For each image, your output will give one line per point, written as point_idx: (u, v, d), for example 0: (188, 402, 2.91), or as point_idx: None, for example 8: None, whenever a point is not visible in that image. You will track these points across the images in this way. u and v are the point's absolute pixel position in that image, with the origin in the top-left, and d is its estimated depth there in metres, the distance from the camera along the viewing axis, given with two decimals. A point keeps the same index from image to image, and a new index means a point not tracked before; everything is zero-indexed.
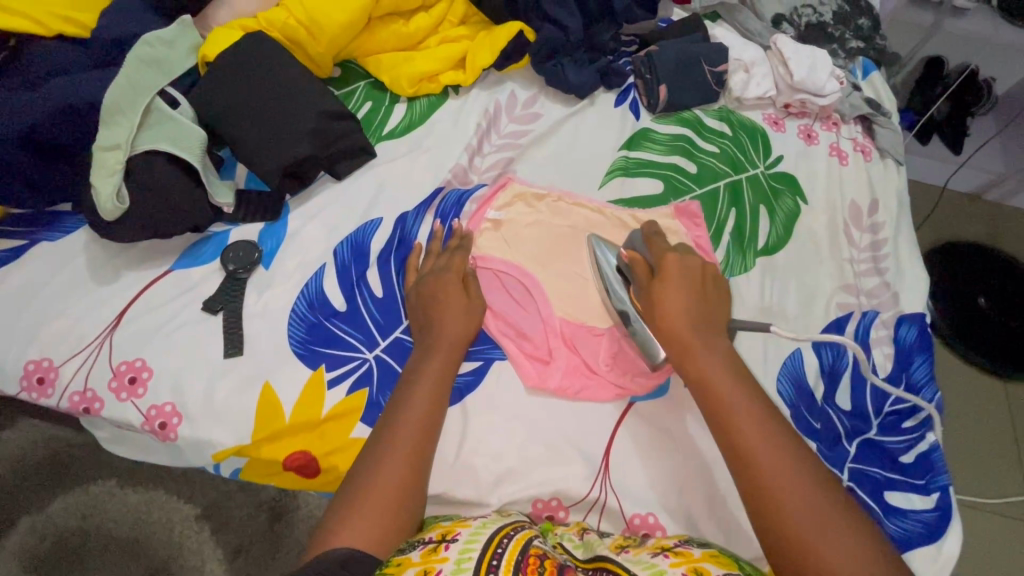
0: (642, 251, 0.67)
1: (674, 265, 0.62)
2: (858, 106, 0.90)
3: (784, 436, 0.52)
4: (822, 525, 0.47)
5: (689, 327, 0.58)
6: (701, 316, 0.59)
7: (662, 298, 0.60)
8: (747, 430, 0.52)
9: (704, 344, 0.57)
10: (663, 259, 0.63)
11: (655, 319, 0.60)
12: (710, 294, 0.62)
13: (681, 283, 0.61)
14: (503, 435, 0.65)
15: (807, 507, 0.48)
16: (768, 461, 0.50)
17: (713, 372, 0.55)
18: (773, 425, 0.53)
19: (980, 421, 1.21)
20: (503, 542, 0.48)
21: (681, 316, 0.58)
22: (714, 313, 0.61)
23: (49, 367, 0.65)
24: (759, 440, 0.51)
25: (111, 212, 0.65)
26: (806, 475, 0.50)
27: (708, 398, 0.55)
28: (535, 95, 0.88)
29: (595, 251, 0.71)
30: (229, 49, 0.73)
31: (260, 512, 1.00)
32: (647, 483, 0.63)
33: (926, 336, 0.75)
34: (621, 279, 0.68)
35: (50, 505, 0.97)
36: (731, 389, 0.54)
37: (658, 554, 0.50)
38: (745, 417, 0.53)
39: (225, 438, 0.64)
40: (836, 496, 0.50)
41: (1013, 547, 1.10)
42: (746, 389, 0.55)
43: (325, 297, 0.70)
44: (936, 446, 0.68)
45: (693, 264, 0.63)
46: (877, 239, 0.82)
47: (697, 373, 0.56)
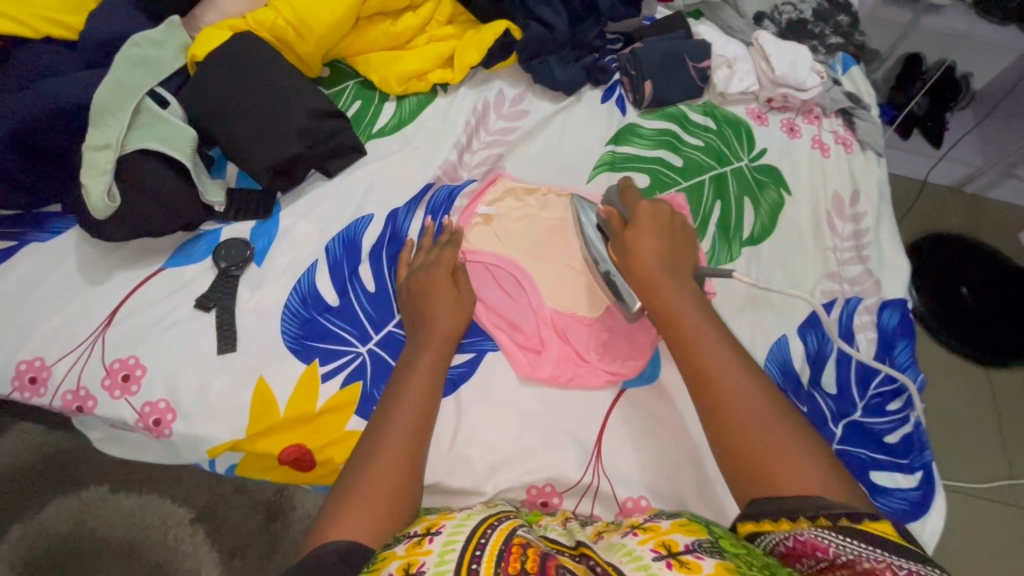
0: (618, 204, 0.69)
1: (646, 215, 0.64)
2: (838, 100, 0.93)
3: (745, 368, 0.55)
4: (773, 444, 0.51)
5: (659, 270, 0.60)
6: (670, 260, 0.62)
7: (633, 244, 0.62)
8: (710, 360, 0.55)
9: (673, 284, 0.60)
10: (637, 210, 0.65)
11: (629, 264, 0.63)
12: (680, 240, 0.64)
13: (652, 229, 0.63)
14: (497, 424, 0.66)
15: (759, 429, 0.51)
16: (727, 388, 0.53)
17: (678, 309, 0.58)
18: (735, 358, 0.55)
19: (965, 407, 1.24)
20: (487, 532, 0.48)
21: (651, 259, 0.61)
22: (683, 258, 0.63)
23: (42, 367, 0.65)
24: (721, 369, 0.54)
25: (103, 211, 0.65)
26: (764, 401, 0.53)
27: (675, 333, 0.58)
28: (522, 93, 0.89)
29: (577, 210, 0.72)
30: (218, 50, 0.73)
31: (257, 513, 1.00)
32: (639, 468, 0.64)
33: (907, 321, 0.77)
34: (600, 235, 0.70)
35: (41, 512, 0.97)
36: (698, 325, 0.57)
37: (628, 534, 0.50)
38: (710, 350, 0.55)
39: (220, 433, 0.64)
40: (792, 420, 0.52)
41: (998, 529, 1.12)
42: (711, 324, 0.58)
43: (318, 292, 0.70)
44: (918, 426, 0.70)
45: (666, 213, 0.65)
46: (859, 228, 0.84)
47: (665, 312, 0.59)
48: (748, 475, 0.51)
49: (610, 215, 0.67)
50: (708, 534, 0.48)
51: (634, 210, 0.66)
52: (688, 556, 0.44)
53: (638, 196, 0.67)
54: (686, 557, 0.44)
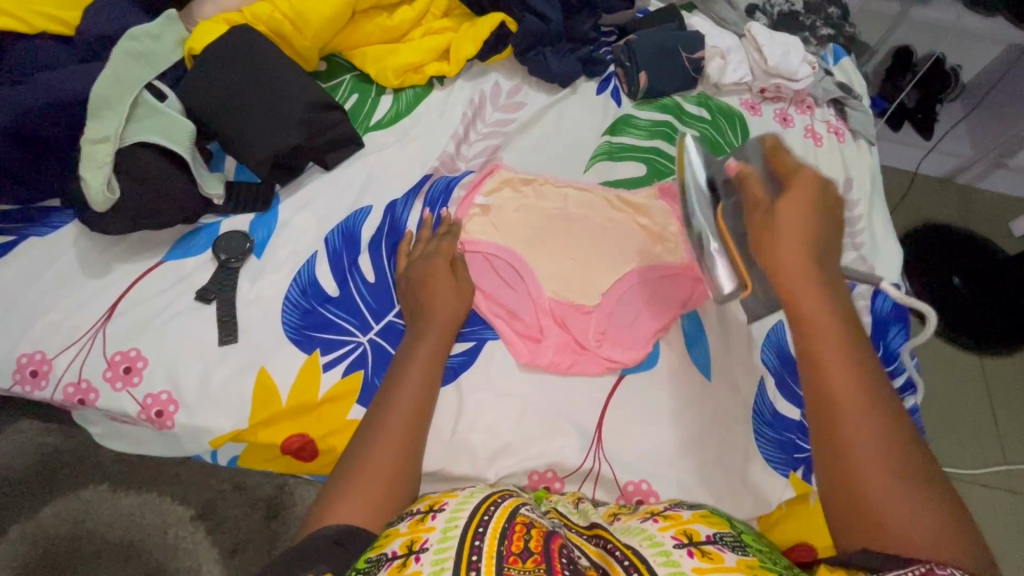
0: (758, 165, 0.58)
1: (800, 190, 0.53)
2: (830, 90, 0.94)
3: (880, 394, 0.48)
4: (896, 490, 0.45)
5: (805, 264, 0.50)
6: (820, 249, 0.51)
7: (780, 223, 0.52)
8: (839, 382, 0.48)
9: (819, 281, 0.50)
10: (790, 182, 0.54)
11: (762, 250, 0.52)
12: (834, 222, 0.54)
13: (805, 209, 0.52)
14: (498, 411, 0.66)
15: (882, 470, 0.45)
16: (855, 417, 0.47)
17: (820, 313, 0.49)
18: (870, 382, 0.48)
19: (958, 395, 1.25)
20: (490, 509, 0.49)
21: (799, 248, 0.50)
22: (831, 246, 0.53)
23: (43, 360, 0.65)
24: (851, 393, 0.47)
25: (102, 204, 0.65)
26: (893, 437, 0.47)
27: (807, 342, 0.49)
28: (518, 85, 0.90)
29: (683, 164, 0.65)
30: (215, 43, 0.73)
31: (256, 509, 1.00)
32: (639, 453, 0.65)
33: (900, 306, 0.78)
34: (711, 199, 0.63)
35: (41, 511, 0.96)
36: (837, 337, 0.48)
37: (647, 520, 0.51)
38: (843, 371, 0.48)
39: (222, 424, 0.64)
40: (923, 464, 0.46)
41: (992, 515, 1.14)
42: (851, 336, 0.49)
43: (318, 283, 0.71)
44: (912, 409, 0.71)
45: (819, 189, 0.53)
46: (852, 215, 0.85)
47: (803, 314, 0.49)
48: (855, 515, 0.46)
49: (745, 176, 0.56)
50: (729, 528, 0.49)
51: (787, 181, 0.54)
52: (711, 548, 0.45)
53: (791, 161, 0.56)
54: (708, 547, 0.45)
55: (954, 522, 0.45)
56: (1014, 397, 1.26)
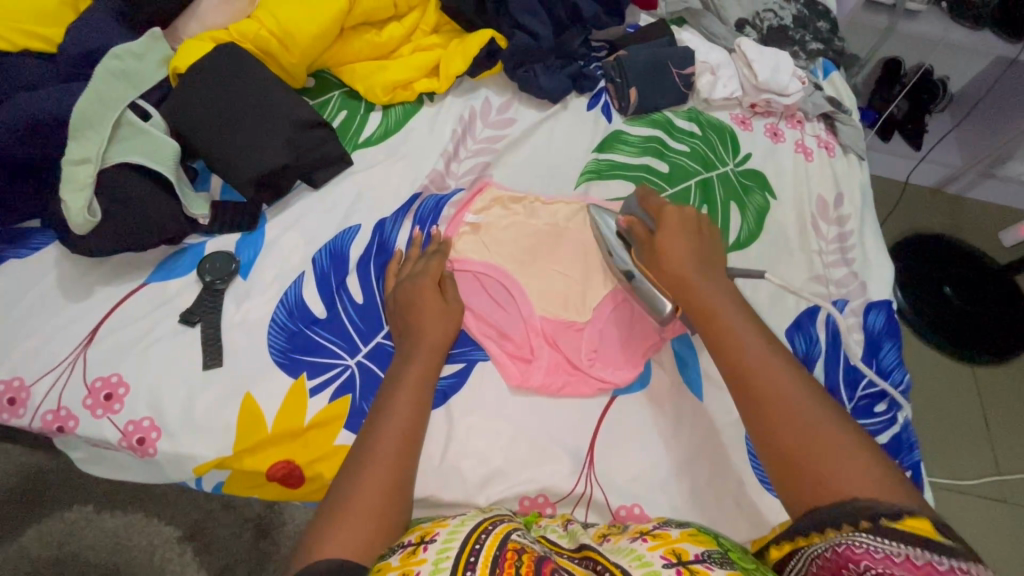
0: (639, 212, 0.69)
1: (671, 216, 0.65)
2: (821, 105, 0.94)
3: (784, 361, 0.54)
4: (818, 440, 0.49)
5: (691, 267, 0.61)
6: (702, 258, 0.62)
7: (663, 246, 0.63)
8: (747, 354, 0.54)
9: (708, 280, 0.60)
10: (662, 213, 0.65)
11: (659, 264, 0.63)
12: (708, 239, 0.65)
13: (680, 229, 0.64)
14: (488, 436, 0.65)
15: (800, 423, 0.50)
16: (767, 380, 0.52)
17: (712, 304, 0.58)
18: (773, 352, 0.55)
19: (951, 405, 1.25)
20: (481, 538, 0.48)
21: (682, 261, 0.61)
22: (712, 255, 0.64)
23: (21, 387, 0.64)
24: (759, 363, 0.54)
25: (84, 226, 0.64)
26: (805, 395, 0.52)
27: (710, 329, 0.58)
28: (509, 100, 0.89)
29: (595, 222, 0.74)
30: (200, 62, 0.72)
31: (245, 529, 0.98)
32: (632, 476, 0.64)
33: (892, 322, 0.78)
34: (622, 243, 0.72)
35: (23, 534, 0.94)
36: (733, 320, 0.57)
37: (637, 539, 0.51)
38: (747, 347, 0.55)
39: (206, 451, 0.62)
40: (839, 416, 0.51)
41: (986, 527, 1.14)
42: (746, 317, 0.57)
43: (305, 305, 0.70)
44: (905, 426, 0.71)
45: (690, 213, 0.65)
46: (844, 231, 0.85)
47: (699, 307, 0.59)
48: (794, 476, 0.49)
49: (633, 224, 0.68)
50: (716, 546, 0.49)
51: (658, 216, 0.66)
52: (699, 565, 0.45)
53: (660, 201, 0.67)
54: (695, 565, 0.45)
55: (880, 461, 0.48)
56: (1007, 407, 1.26)
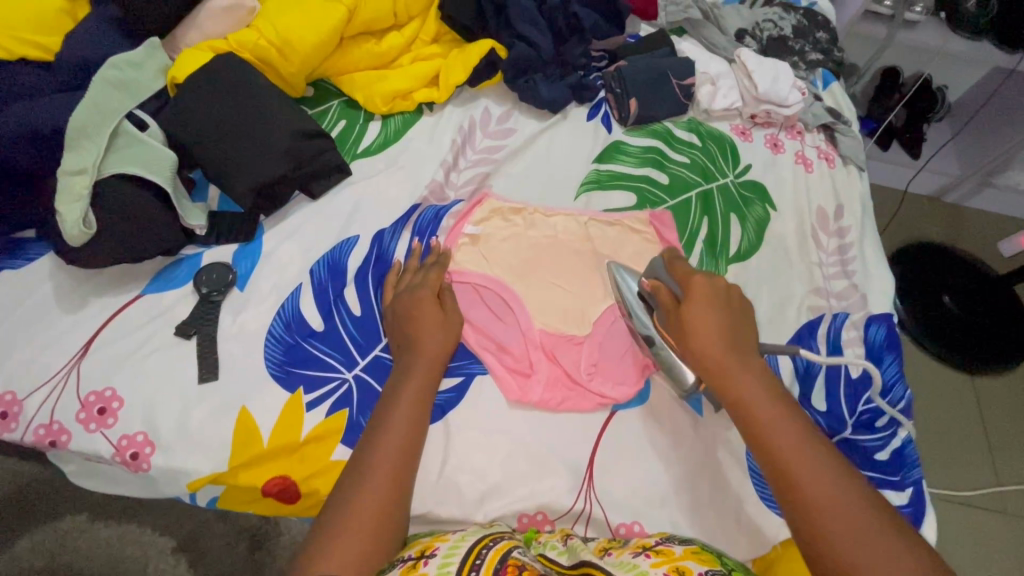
0: (664, 277, 0.65)
1: (700, 286, 0.60)
2: (820, 116, 0.94)
3: (836, 469, 0.50)
4: (885, 572, 0.45)
5: (724, 352, 0.56)
6: (734, 339, 0.57)
7: (691, 321, 0.58)
8: (794, 463, 0.50)
9: (743, 366, 0.56)
10: (689, 283, 0.61)
11: (687, 343, 0.59)
12: (740, 312, 0.60)
13: (708, 303, 0.59)
14: (486, 451, 0.64)
15: (853, 539, 0.47)
16: (815, 489, 0.49)
17: (752, 400, 0.54)
18: (822, 458, 0.51)
19: (951, 415, 1.25)
20: (482, 551, 0.49)
21: (713, 343, 0.57)
22: (745, 332, 0.59)
23: (13, 401, 0.63)
24: (807, 472, 0.50)
25: (78, 237, 0.63)
26: (854, 504, 0.48)
27: (751, 430, 0.53)
28: (508, 110, 0.89)
29: (618, 282, 0.70)
30: (199, 71, 0.72)
31: (240, 540, 0.97)
32: (632, 492, 0.64)
33: (894, 335, 0.77)
34: (645, 307, 0.67)
35: (16, 544, 0.93)
36: (775, 420, 0.53)
37: (639, 554, 0.50)
38: (794, 455, 0.51)
39: (201, 466, 0.62)
40: (901, 535, 0.47)
41: (986, 539, 1.13)
42: (784, 412, 0.54)
43: (302, 318, 0.69)
44: (907, 442, 0.70)
45: (720, 284, 0.61)
46: (844, 243, 0.85)
47: (738, 403, 0.55)
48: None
49: (658, 288, 0.64)
50: (719, 565, 0.48)
51: (685, 284, 0.61)
52: None
53: (688, 268, 0.63)
54: None
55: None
56: (1006, 417, 1.26)
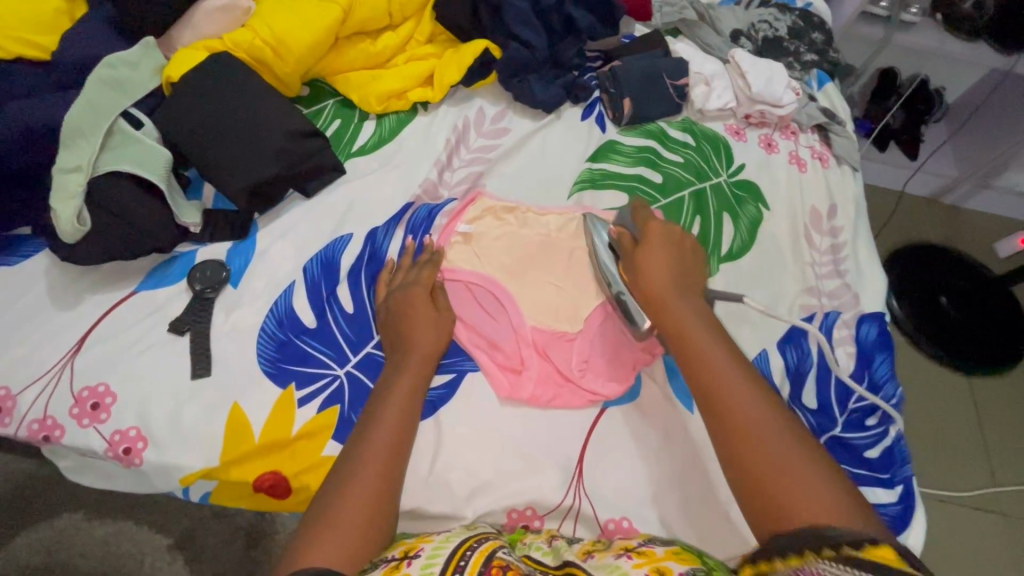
0: (630, 225, 0.71)
1: (656, 233, 0.67)
2: (814, 116, 0.94)
3: (756, 383, 0.55)
4: (787, 467, 0.49)
5: (669, 286, 0.63)
6: (681, 277, 0.64)
7: (644, 258, 0.65)
8: (720, 374, 0.55)
9: (685, 299, 0.62)
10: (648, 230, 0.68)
11: (639, 278, 0.65)
12: (690, 259, 0.67)
13: (661, 246, 0.66)
14: (476, 448, 0.65)
15: (764, 441, 0.50)
16: (735, 399, 0.53)
17: (689, 326, 0.59)
18: (747, 377, 0.55)
19: (946, 416, 1.25)
20: (467, 553, 0.49)
21: (662, 276, 0.63)
22: (693, 275, 0.66)
23: (7, 396, 0.63)
24: (729, 381, 0.54)
25: (72, 234, 0.64)
26: (770, 414, 0.52)
27: (683, 346, 0.58)
28: (503, 110, 0.89)
29: (590, 231, 0.74)
30: (194, 71, 0.73)
31: (236, 538, 0.97)
32: (621, 489, 0.64)
33: (885, 335, 0.77)
34: (612, 255, 0.71)
35: (13, 541, 0.93)
36: (707, 340, 0.58)
37: (621, 556, 0.50)
38: (720, 367, 0.55)
39: (192, 461, 0.62)
40: (806, 443, 0.51)
41: (981, 539, 1.13)
42: (719, 337, 0.58)
43: (295, 315, 0.70)
44: (897, 440, 0.70)
45: (675, 233, 0.68)
46: (837, 242, 0.85)
47: (674, 325, 0.60)
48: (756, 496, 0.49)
49: (622, 234, 0.69)
50: (699, 563, 0.48)
51: (645, 231, 0.68)
52: None
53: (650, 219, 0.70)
54: None
55: (840, 488, 0.48)
56: (1002, 418, 1.26)
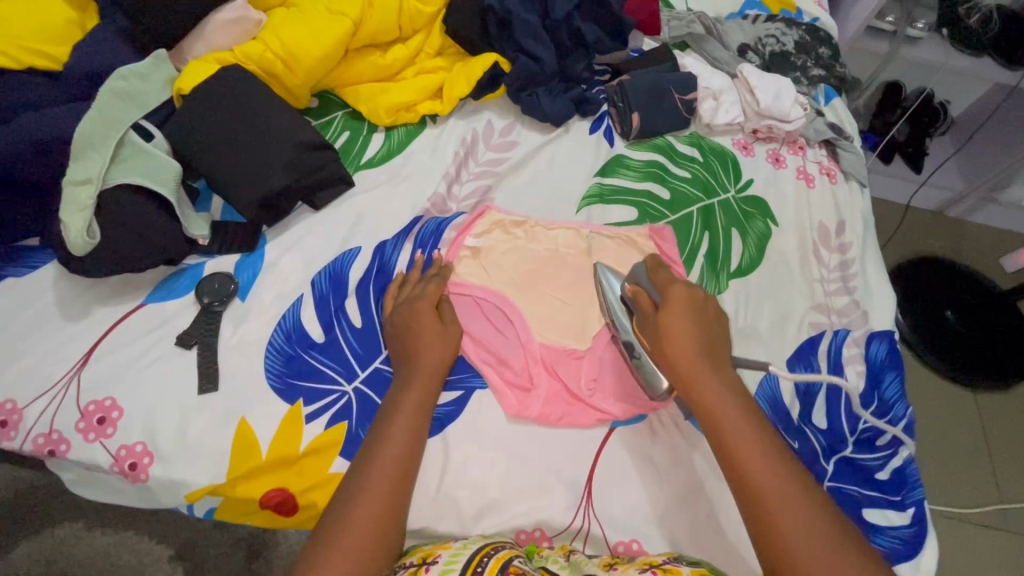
0: (645, 283, 0.67)
1: (679, 294, 0.62)
2: (822, 131, 0.94)
3: (795, 475, 0.53)
4: (830, 566, 0.48)
5: (695, 356, 0.58)
6: (706, 344, 0.60)
7: (669, 330, 0.60)
8: (760, 468, 0.52)
9: (712, 371, 0.58)
10: (667, 291, 0.63)
11: (660, 348, 0.61)
12: (714, 320, 0.62)
13: (686, 311, 0.61)
14: (484, 466, 0.64)
15: (801, 532, 0.49)
16: (769, 488, 0.51)
17: (717, 405, 0.56)
18: (777, 459, 0.53)
19: (952, 431, 1.24)
20: (484, 560, 0.50)
21: (687, 347, 0.59)
22: (717, 338, 0.61)
23: (13, 410, 0.63)
24: (764, 474, 0.52)
25: (82, 247, 0.64)
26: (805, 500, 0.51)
27: (717, 438, 0.55)
28: (511, 123, 0.89)
29: (601, 283, 0.71)
30: (204, 83, 0.72)
31: (237, 549, 0.96)
32: (631, 509, 0.63)
33: (895, 353, 0.77)
34: (625, 310, 0.68)
35: (12, 551, 0.92)
36: (736, 419, 0.55)
37: (646, 571, 0.51)
38: (756, 461, 0.53)
39: (199, 477, 0.62)
40: (844, 531, 0.50)
41: (989, 557, 1.12)
42: (749, 417, 0.55)
43: (303, 329, 0.69)
44: (908, 461, 0.70)
45: (697, 294, 0.63)
46: (845, 259, 0.85)
47: (705, 409, 0.56)
48: None
49: (638, 294, 0.66)
50: None
51: (665, 291, 0.63)
52: None
53: (668, 276, 0.65)
54: None
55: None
56: (1008, 434, 1.25)
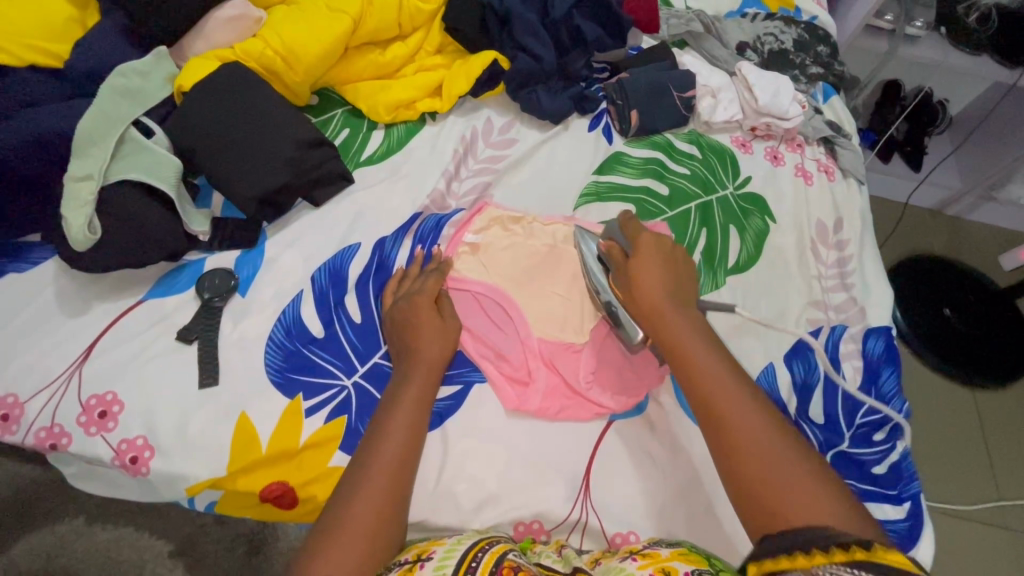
0: (618, 237, 0.69)
1: (648, 244, 0.65)
2: (820, 129, 0.95)
3: (757, 400, 0.54)
4: (786, 479, 0.49)
5: (661, 296, 0.61)
6: (673, 287, 0.62)
7: (637, 274, 0.63)
8: (722, 393, 0.54)
9: (677, 309, 0.60)
10: (637, 241, 0.66)
11: (630, 292, 0.63)
12: (681, 267, 0.65)
13: (654, 258, 0.64)
14: (483, 460, 0.65)
15: (760, 448, 0.51)
16: (730, 409, 0.53)
17: (681, 337, 0.58)
18: (739, 385, 0.55)
19: (950, 428, 1.25)
20: (478, 555, 0.50)
21: (654, 287, 0.61)
22: (683, 282, 0.64)
23: (14, 404, 0.63)
24: (725, 397, 0.54)
25: (83, 243, 0.64)
26: (763, 420, 0.53)
27: (682, 367, 0.57)
28: (511, 121, 0.90)
29: (578, 242, 0.73)
30: (205, 80, 0.73)
31: (238, 545, 0.96)
32: (629, 503, 0.64)
33: (892, 349, 0.77)
34: (601, 267, 0.71)
35: (13, 546, 0.93)
36: (698, 348, 0.57)
37: (627, 558, 0.51)
38: (717, 385, 0.55)
39: (199, 470, 0.62)
40: (801, 450, 0.52)
41: (987, 554, 1.12)
42: (712, 349, 0.58)
43: (303, 324, 0.70)
44: (905, 455, 0.70)
45: (665, 243, 0.66)
46: (843, 256, 0.85)
47: (671, 344, 0.58)
48: (756, 506, 0.50)
49: (611, 247, 0.68)
50: (706, 565, 0.49)
51: (635, 241, 0.66)
52: None
53: (639, 229, 0.68)
54: None
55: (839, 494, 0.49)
56: (1006, 431, 1.25)
